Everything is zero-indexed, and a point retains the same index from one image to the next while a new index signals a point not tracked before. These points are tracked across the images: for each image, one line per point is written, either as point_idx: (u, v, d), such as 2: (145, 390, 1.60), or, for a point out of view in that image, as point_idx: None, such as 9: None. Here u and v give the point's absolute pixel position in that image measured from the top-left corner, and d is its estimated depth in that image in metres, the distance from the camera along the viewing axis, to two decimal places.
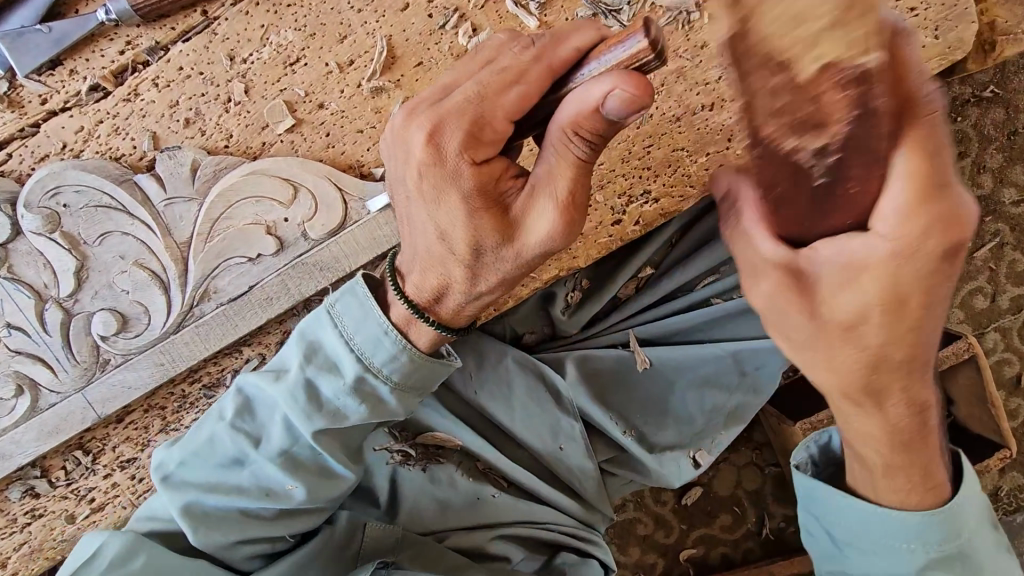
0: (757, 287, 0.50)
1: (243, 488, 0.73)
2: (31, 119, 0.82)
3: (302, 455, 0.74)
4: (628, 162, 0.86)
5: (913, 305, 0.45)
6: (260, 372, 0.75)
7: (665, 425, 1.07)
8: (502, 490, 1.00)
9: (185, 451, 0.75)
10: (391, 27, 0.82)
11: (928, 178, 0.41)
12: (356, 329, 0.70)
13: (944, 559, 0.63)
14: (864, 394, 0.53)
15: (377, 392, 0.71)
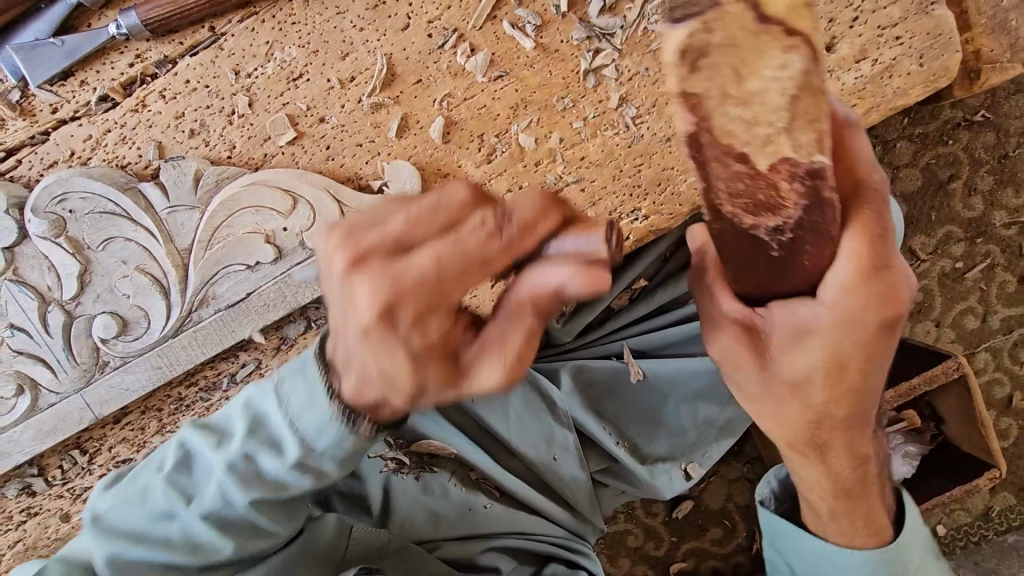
0: (717, 341, 0.60)
1: (168, 544, 0.64)
2: (41, 127, 0.84)
3: (234, 521, 0.65)
4: (619, 180, 0.89)
5: (852, 368, 0.56)
6: (205, 429, 0.67)
7: (656, 437, 1.09)
8: (494, 500, 1.02)
9: (117, 496, 0.67)
10: (392, 45, 0.85)
11: (870, 259, 0.49)
12: (302, 409, 0.61)
13: None
14: (809, 445, 0.65)
15: (319, 477, 0.64)
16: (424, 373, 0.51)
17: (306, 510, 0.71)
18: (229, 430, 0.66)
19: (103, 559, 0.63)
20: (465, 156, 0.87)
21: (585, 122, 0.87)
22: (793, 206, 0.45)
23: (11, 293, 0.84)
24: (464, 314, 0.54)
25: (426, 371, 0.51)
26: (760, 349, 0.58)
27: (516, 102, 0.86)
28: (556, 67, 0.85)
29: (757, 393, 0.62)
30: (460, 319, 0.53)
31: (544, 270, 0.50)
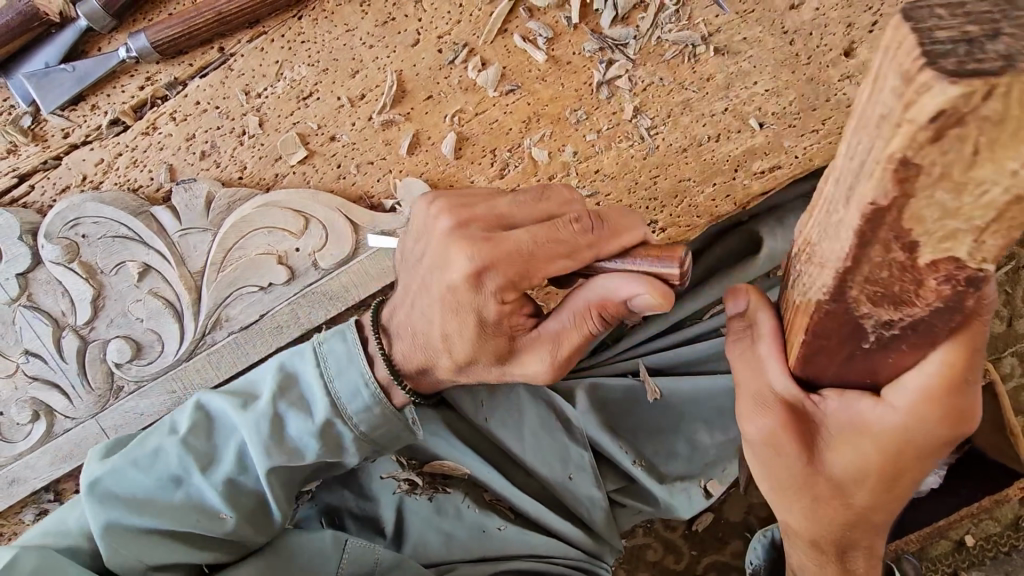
0: (756, 421, 0.54)
1: (170, 508, 0.69)
2: (53, 152, 0.84)
3: (246, 484, 0.71)
4: (635, 193, 0.87)
5: (901, 479, 0.52)
6: (231, 393, 0.73)
7: (673, 457, 1.09)
8: (508, 521, 1.05)
9: (125, 458, 0.71)
10: (401, 62, 0.84)
11: (954, 377, 0.45)
12: (336, 374, 0.71)
13: None
14: (834, 546, 0.60)
15: (355, 450, 0.72)
16: (477, 345, 0.61)
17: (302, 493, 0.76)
18: (256, 393, 0.73)
19: (100, 523, 0.67)
20: (476, 172, 0.86)
21: (599, 134, 0.85)
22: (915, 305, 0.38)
23: (25, 319, 0.84)
24: (533, 305, 0.62)
25: (477, 337, 0.60)
26: (811, 441, 0.52)
27: (529, 115, 0.85)
28: (569, 79, 0.84)
29: (860, 492, 0.54)
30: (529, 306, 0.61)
31: (607, 273, 0.55)
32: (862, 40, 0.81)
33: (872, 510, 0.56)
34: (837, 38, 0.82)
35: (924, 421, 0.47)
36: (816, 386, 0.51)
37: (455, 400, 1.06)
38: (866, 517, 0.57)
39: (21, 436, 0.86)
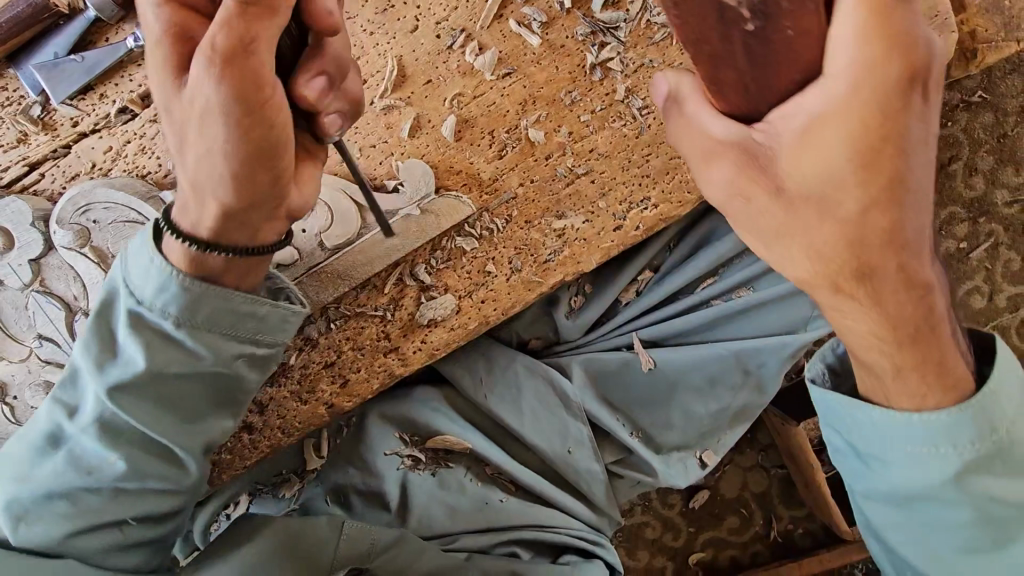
0: (716, 175, 0.60)
1: (56, 469, 0.71)
2: (63, 141, 0.87)
3: (82, 449, 0.71)
4: (628, 171, 0.90)
5: (886, 149, 0.55)
6: (104, 365, 0.71)
7: (669, 428, 1.15)
8: (510, 494, 1.11)
9: (35, 468, 0.72)
10: (401, 48, 0.87)
11: (879, 25, 0.51)
12: (131, 268, 0.72)
13: (987, 454, 0.65)
14: (858, 277, 0.60)
15: (154, 321, 0.71)
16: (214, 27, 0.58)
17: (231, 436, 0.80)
18: (130, 357, 0.71)
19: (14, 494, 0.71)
20: (475, 153, 0.89)
21: (593, 114, 0.89)
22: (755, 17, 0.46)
23: (38, 304, 0.85)
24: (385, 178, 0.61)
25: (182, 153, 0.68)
26: (764, 169, 0.58)
27: (525, 97, 0.88)
28: (563, 62, 0.88)
29: (850, 188, 0.56)
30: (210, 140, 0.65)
31: None
32: None
33: (868, 213, 0.57)
34: None
35: (870, 62, 0.52)
36: (751, 118, 0.57)
37: (455, 378, 1.13)
38: (867, 242, 0.58)
39: None
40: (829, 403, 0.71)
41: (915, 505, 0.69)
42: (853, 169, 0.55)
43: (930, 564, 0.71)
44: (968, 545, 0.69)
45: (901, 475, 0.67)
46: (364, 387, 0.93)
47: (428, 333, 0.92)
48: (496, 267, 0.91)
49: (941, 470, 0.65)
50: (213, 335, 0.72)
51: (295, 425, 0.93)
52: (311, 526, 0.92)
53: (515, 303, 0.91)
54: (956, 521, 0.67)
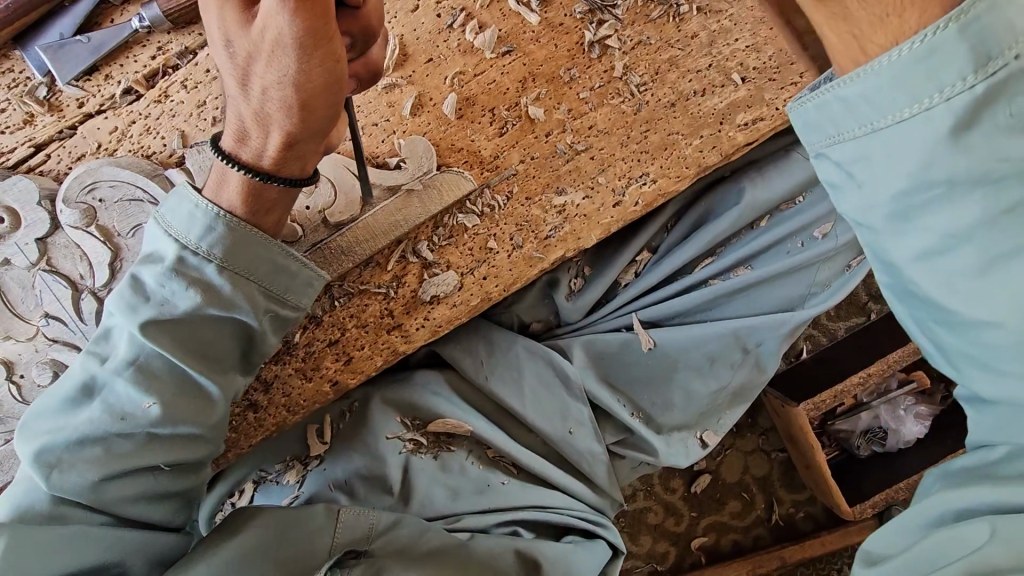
0: None
1: (91, 417, 0.72)
2: (68, 122, 0.88)
3: (120, 395, 0.73)
4: (627, 147, 0.91)
5: None
6: (138, 300, 0.73)
7: (671, 408, 1.16)
8: (511, 476, 1.12)
9: (67, 413, 0.73)
10: (403, 27, 0.89)
11: None
12: (173, 217, 0.74)
13: (997, 89, 0.47)
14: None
15: (201, 275, 0.73)
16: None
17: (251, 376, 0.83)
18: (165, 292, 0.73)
19: (42, 446, 0.72)
20: (476, 130, 0.90)
21: (592, 91, 0.90)
22: None
23: (45, 282, 0.86)
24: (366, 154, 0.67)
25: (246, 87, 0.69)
26: None
27: (524, 75, 0.90)
28: (562, 40, 0.90)
29: None
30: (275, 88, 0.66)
31: None
32: None
33: None
34: None
35: None
36: None
37: (456, 360, 1.14)
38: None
39: None
40: (821, 113, 0.56)
41: (942, 180, 0.49)
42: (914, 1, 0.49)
43: (982, 349, 0.52)
44: (1010, 245, 0.49)
45: (889, 173, 0.52)
46: (368, 364, 0.93)
47: (431, 310, 0.92)
48: (498, 243, 0.92)
49: (928, 138, 0.49)
50: (252, 285, 0.75)
51: (299, 403, 0.93)
52: (302, 518, 0.88)
53: (517, 279, 0.92)
54: (976, 221, 0.49)
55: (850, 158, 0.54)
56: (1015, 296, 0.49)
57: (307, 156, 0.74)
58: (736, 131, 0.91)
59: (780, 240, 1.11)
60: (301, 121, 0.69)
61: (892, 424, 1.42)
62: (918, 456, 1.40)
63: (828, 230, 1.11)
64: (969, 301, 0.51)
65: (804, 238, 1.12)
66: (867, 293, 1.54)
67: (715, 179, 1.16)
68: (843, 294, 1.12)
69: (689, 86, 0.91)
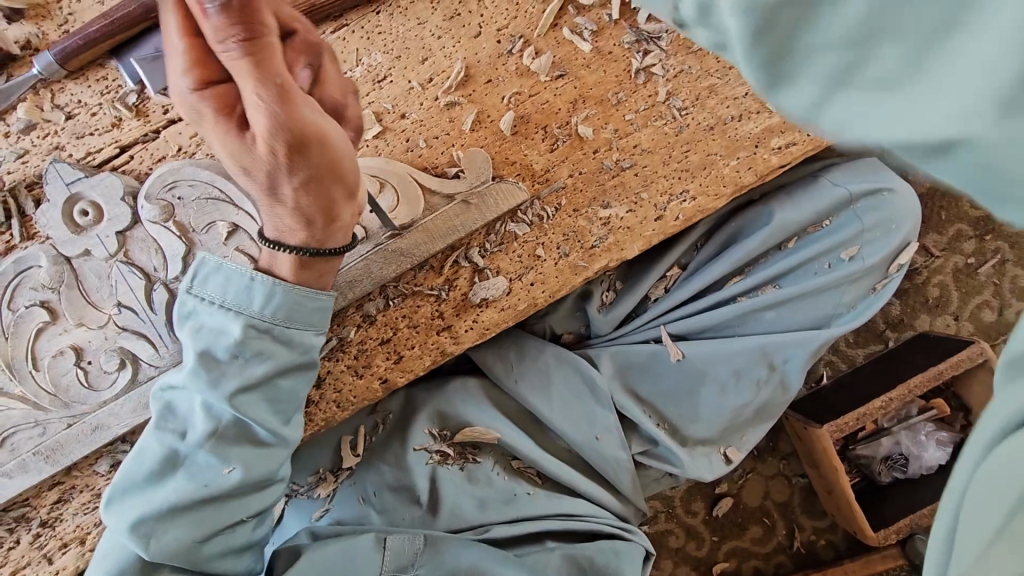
0: None
1: (177, 490, 0.75)
2: (153, 126, 0.95)
3: (207, 460, 0.76)
4: (669, 165, 0.98)
5: None
6: (223, 380, 0.76)
7: (696, 420, 1.18)
8: (537, 487, 1.14)
9: (165, 474, 0.76)
10: (466, 51, 0.97)
11: None
12: (224, 292, 0.78)
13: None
14: None
15: (265, 339, 0.77)
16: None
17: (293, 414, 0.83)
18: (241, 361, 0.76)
19: (131, 520, 0.74)
20: (529, 145, 0.97)
21: (637, 114, 0.98)
22: None
23: (121, 273, 0.92)
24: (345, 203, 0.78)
25: (231, 134, 0.64)
26: None
27: (575, 97, 0.97)
28: (610, 67, 0.98)
29: None
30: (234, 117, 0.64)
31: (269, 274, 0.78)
32: None
33: None
34: None
35: None
36: None
37: (486, 366, 1.19)
38: None
39: (106, 383, 0.92)
40: None
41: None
42: None
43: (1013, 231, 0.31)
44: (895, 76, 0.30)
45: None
46: (417, 363, 0.96)
47: (479, 312, 0.97)
48: (545, 251, 0.97)
49: None
50: (309, 335, 0.80)
51: (350, 400, 0.95)
52: (351, 543, 0.94)
53: (561, 286, 0.97)
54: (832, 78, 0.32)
55: None
56: (965, 78, 0.29)
57: (345, 226, 0.78)
58: (770, 154, 0.98)
59: (807, 261, 1.17)
60: (333, 187, 0.72)
61: (913, 450, 1.43)
62: (939, 480, 1.42)
63: (855, 253, 1.16)
64: (909, 109, 0.30)
65: (832, 260, 1.17)
66: (884, 321, 1.58)
67: (750, 199, 1.23)
68: (869, 315, 1.16)
69: (727, 112, 0.98)
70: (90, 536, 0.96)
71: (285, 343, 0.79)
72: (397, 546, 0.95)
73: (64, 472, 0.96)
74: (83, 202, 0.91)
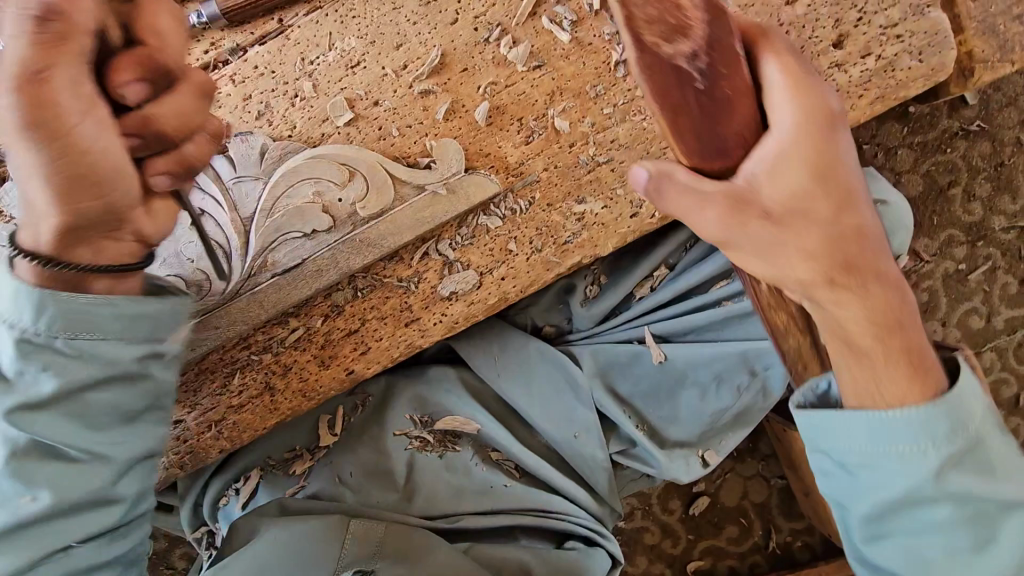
0: (703, 219, 0.63)
1: (15, 513, 0.70)
2: None
3: (81, 457, 0.73)
4: (647, 162, 0.96)
5: (823, 173, 0.64)
6: (92, 396, 0.73)
7: (675, 422, 1.18)
8: (514, 480, 1.13)
9: (13, 491, 0.71)
10: (442, 38, 0.94)
11: (812, 160, 0.64)
12: (76, 302, 0.74)
13: (954, 458, 0.63)
14: (820, 169, 0.64)
15: (152, 361, 0.77)
16: (821, 94, 0.65)
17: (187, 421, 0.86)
18: (105, 375, 0.74)
19: None
20: (504, 137, 0.95)
21: (615, 108, 0.95)
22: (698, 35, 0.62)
23: None
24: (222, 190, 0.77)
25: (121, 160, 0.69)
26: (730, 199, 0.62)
27: (553, 89, 0.95)
28: (590, 58, 0.95)
29: (809, 184, 0.64)
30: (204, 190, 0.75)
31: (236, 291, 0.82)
32: (849, 34, 0.96)
33: (835, 225, 0.64)
34: (824, 32, 0.96)
35: (798, 186, 0.64)
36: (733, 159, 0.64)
37: (468, 357, 1.17)
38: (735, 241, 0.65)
39: None
40: (843, 482, 0.67)
41: (933, 497, 0.64)
42: (831, 185, 0.65)
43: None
44: (965, 542, 0.65)
45: (874, 488, 0.65)
46: (386, 354, 0.96)
47: (450, 305, 0.95)
48: (518, 246, 0.96)
49: (914, 473, 0.63)
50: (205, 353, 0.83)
51: (315, 388, 0.95)
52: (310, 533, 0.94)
53: (533, 281, 0.96)
54: (945, 519, 0.65)
55: (868, 539, 0.69)
56: (894, 482, 0.64)
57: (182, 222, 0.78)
58: None
59: None
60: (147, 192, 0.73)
61: None
62: None
63: None
64: (860, 488, 0.67)
65: None
66: None
67: None
68: None
69: None
70: None
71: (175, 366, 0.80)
72: (359, 532, 0.96)
73: None
74: None
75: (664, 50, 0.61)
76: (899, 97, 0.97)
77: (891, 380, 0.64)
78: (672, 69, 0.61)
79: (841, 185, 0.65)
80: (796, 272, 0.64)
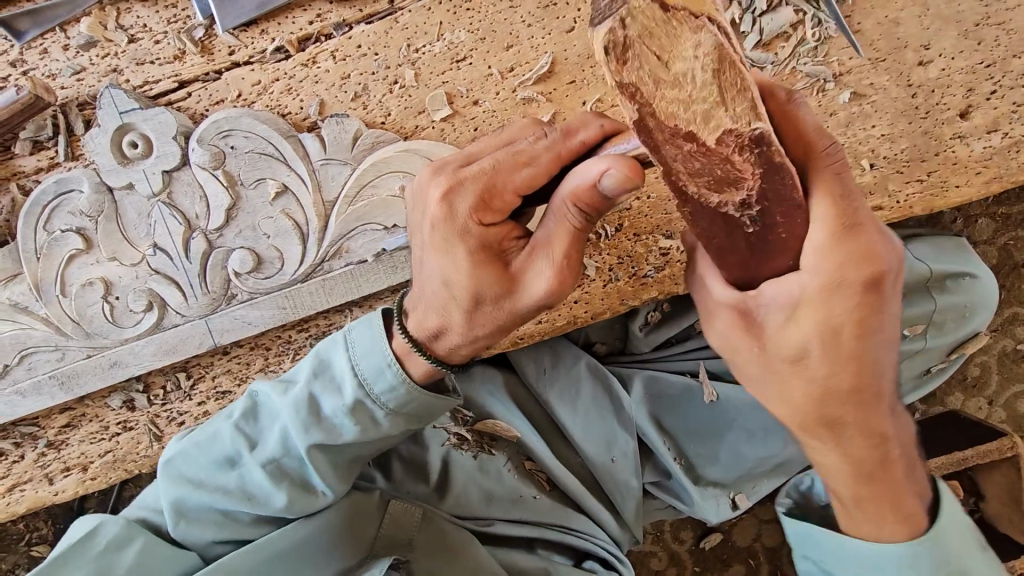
0: (715, 325, 0.64)
1: (227, 488, 0.82)
2: (216, 66, 0.90)
3: (192, 507, 0.83)
4: None
5: (844, 332, 0.56)
6: (275, 382, 0.85)
7: (714, 462, 1.15)
8: (543, 492, 1.11)
9: (190, 442, 0.86)
10: (555, 45, 0.90)
11: (825, 293, 0.55)
12: (362, 357, 0.78)
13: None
14: (834, 333, 0.56)
15: (366, 411, 0.79)
16: (870, 240, 0.54)
17: (349, 472, 0.85)
18: (295, 380, 0.84)
19: (171, 471, 0.85)
20: None
21: None
22: (753, 177, 0.50)
23: (160, 215, 0.89)
24: (522, 228, 0.69)
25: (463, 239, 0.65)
26: (756, 333, 0.59)
27: None
28: None
29: (812, 364, 0.58)
30: (518, 231, 0.67)
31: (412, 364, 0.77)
32: (979, 105, 0.91)
33: (837, 377, 0.59)
34: (955, 99, 0.91)
35: (828, 279, 0.54)
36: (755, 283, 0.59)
37: (519, 364, 1.16)
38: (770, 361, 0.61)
39: (131, 322, 0.92)
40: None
41: None
42: (852, 342, 0.57)
43: None
44: None
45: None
46: None
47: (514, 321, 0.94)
48: (597, 271, 0.94)
49: None
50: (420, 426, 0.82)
51: None
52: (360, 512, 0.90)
53: (604, 309, 0.95)
54: None
55: None
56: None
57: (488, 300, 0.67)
58: None
59: None
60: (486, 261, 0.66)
61: None
62: None
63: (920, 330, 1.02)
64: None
65: None
66: None
67: None
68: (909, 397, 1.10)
69: None
70: (92, 465, 0.97)
71: (379, 423, 0.80)
72: (398, 513, 0.92)
73: (78, 399, 0.97)
74: (134, 134, 0.87)
75: (715, 201, 0.52)
76: (1017, 180, 0.92)
77: (867, 521, 0.70)
78: (720, 219, 0.53)
79: (868, 357, 0.59)
80: (789, 407, 0.63)
